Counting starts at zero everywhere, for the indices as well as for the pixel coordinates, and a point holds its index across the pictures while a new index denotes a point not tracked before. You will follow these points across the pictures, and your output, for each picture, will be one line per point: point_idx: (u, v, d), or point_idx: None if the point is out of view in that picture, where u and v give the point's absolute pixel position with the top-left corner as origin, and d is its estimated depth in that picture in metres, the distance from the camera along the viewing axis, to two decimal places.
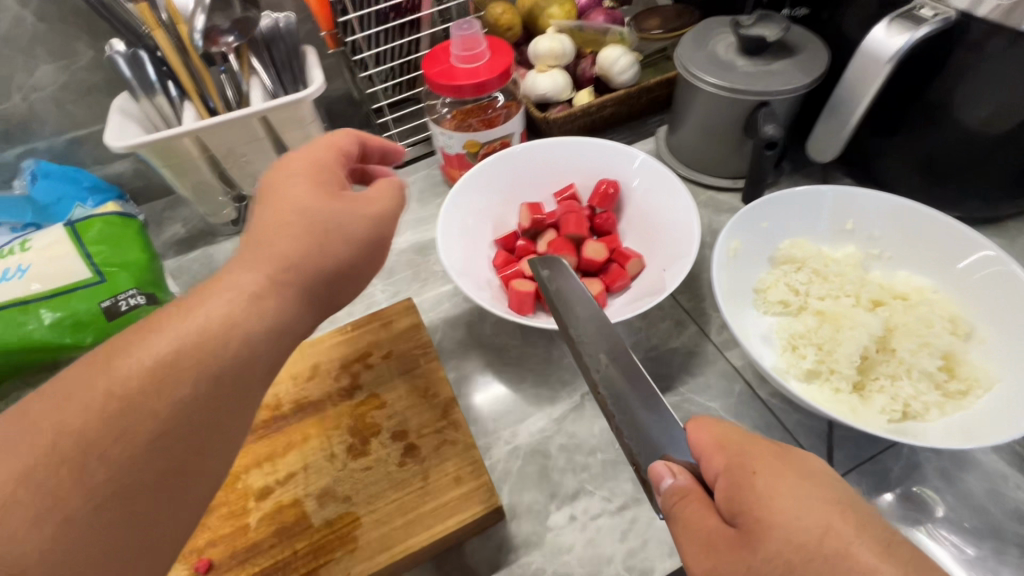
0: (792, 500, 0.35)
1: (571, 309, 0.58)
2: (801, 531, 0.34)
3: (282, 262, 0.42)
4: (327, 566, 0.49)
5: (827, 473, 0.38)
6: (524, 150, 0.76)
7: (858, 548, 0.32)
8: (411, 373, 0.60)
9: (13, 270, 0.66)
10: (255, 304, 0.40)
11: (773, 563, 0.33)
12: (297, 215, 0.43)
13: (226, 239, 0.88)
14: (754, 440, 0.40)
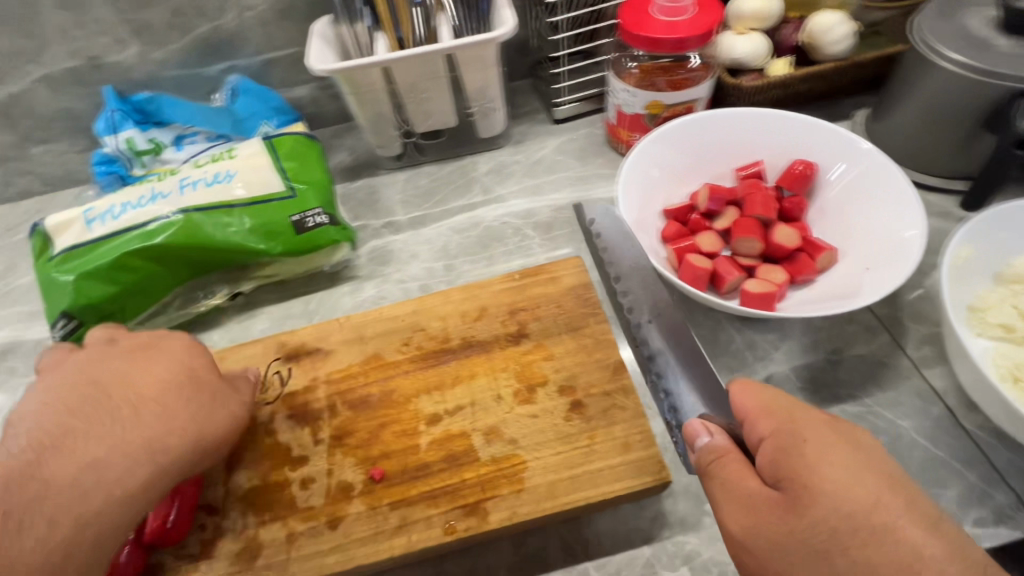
0: (840, 475, 0.39)
1: (617, 255, 0.65)
2: (849, 503, 0.37)
3: (57, 422, 0.47)
4: (494, 501, 0.50)
5: (874, 450, 0.41)
6: (722, 117, 0.70)
7: (903, 527, 0.36)
8: (579, 333, 0.60)
9: (222, 175, 0.72)
10: (151, 407, 0.49)
11: (818, 528, 0.37)
12: (127, 391, 0.50)
13: (388, 173, 0.91)
14: (802, 409, 0.44)
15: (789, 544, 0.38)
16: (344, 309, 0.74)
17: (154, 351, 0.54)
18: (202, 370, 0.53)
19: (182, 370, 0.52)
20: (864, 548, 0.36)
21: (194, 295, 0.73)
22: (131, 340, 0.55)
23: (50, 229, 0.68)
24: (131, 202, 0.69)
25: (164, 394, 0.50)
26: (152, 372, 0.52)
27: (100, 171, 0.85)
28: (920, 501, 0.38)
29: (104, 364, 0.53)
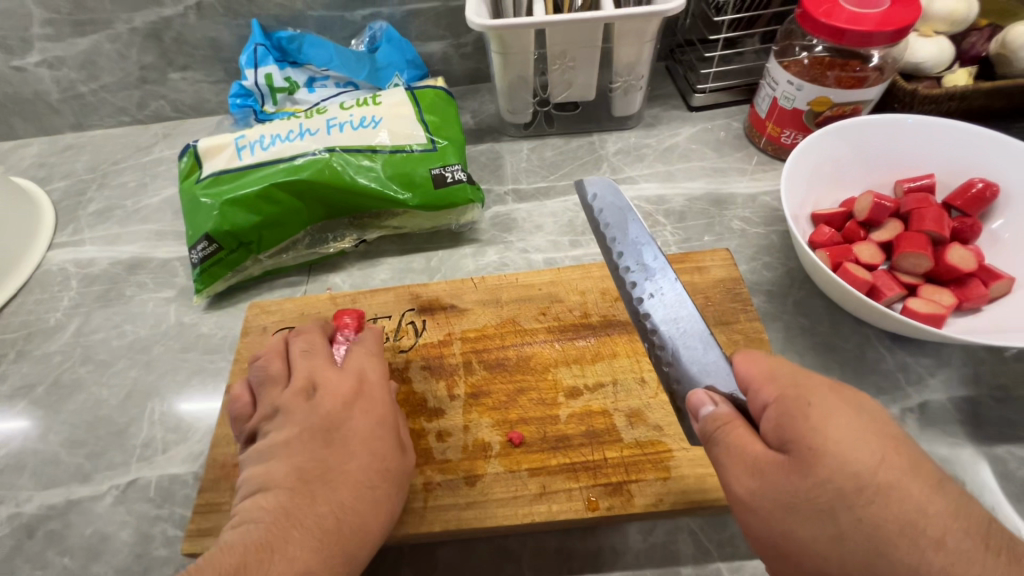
0: (846, 433, 0.35)
1: (620, 232, 0.57)
2: (854, 462, 0.33)
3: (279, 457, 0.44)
4: (638, 484, 0.49)
5: (880, 410, 0.37)
6: (894, 121, 0.66)
7: (909, 486, 0.32)
8: (729, 327, 0.57)
9: (368, 120, 0.72)
10: (335, 533, 0.41)
11: (819, 488, 0.34)
12: (324, 489, 0.43)
13: (512, 140, 0.89)
14: (806, 375, 0.39)
15: (793, 508, 0.35)
16: (466, 271, 0.73)
17: (349, 432, 0.46)
18: (392, 460, 0.46)
19: (374, 475, 0.44)
20: (870, 508, 0.32)
21: (323, 236, 0.73)
22: (334, 386, 0.48)
23: (203, 151, 0.70)
24: (281, 135, 0.70)
25: (356, 502, 0.43)
26: (342, 463, 0.44)
27: (235, 104, 0.88)
28: (925, 460, 0.34)
29: (303, 447, 0.45)
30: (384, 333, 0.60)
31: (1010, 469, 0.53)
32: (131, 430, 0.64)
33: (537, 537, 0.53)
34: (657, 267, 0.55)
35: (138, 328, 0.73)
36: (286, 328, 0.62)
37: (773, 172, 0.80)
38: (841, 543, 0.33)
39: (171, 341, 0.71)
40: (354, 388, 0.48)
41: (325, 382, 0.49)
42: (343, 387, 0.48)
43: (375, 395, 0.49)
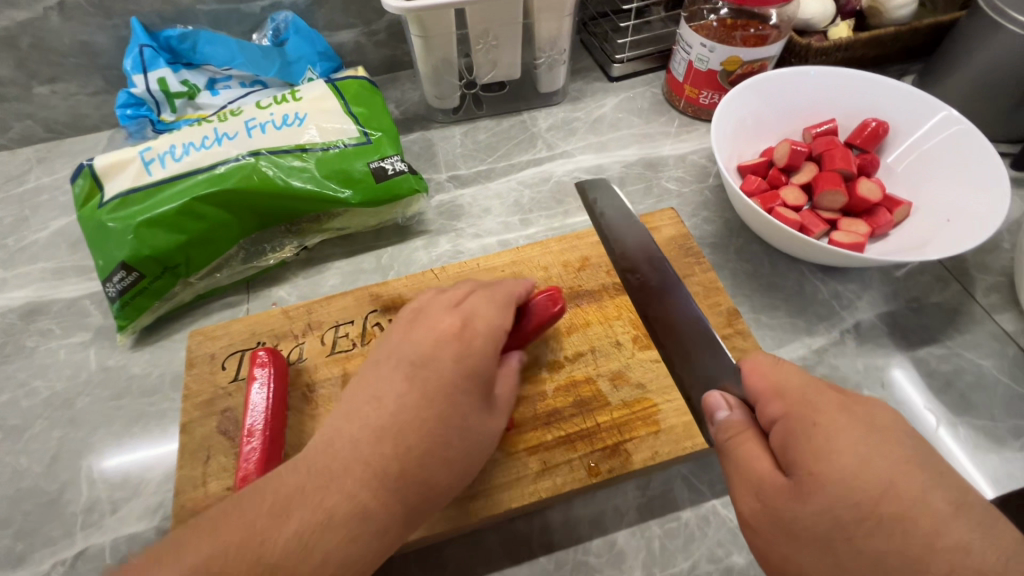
0: (854, 461, 0.37)
1: (622, 233, 0.63)
2: (858, 492, 0.35)
3: (347, 416, 0.44)
4: (633, 442, 0.50)
5: (892, 437, 0.38)
6: (799, 73, 0.72)
7: (913, 518, 0.34)
8: (688, 281, 0.60)
9: (291, 118, 0.67)
10: (392, 479, 0.41)
11: (819, 518, 0.36)
12: (394, 435, 0.43)
13: (442, 126, 0.87)
14: (818, 394, 0.42)
15: (796, 535, 0.37)
16: (420, 265, 0.71)
17: (438, 381, 0.45)
18: (471, 420, 0.45)
19: (448, 431, 0.44)
20: (871, 540, 0.34)
21: (258, 248, 0.68)
22: (418, 343, 0.47)
23: (101, 171, 0.62)
24: (194, 143, 0.64)
25: (425, 456, 0.42)
26: (422, 408, 0.44)
27: (126, 115, 0.77)
28: (936, 492, 0.35)
29: (396, 386, 0.45)
30: (350, 339, 0.57)
31: (932, 366, 0.61)
32: (68, 496, 0.56)
33: (543, 514, 0.53)
34: (657, 265, 0.60)
35: (52, 382, 0.63)
36: (238, 351, 0.57)
37: (696, 132, 0.85)
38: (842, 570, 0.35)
39: (98, 389, 0.63)
40: (461, 330, 0.47)
41: (433, 321, 0.49)
42: (451, 329, 0.48)
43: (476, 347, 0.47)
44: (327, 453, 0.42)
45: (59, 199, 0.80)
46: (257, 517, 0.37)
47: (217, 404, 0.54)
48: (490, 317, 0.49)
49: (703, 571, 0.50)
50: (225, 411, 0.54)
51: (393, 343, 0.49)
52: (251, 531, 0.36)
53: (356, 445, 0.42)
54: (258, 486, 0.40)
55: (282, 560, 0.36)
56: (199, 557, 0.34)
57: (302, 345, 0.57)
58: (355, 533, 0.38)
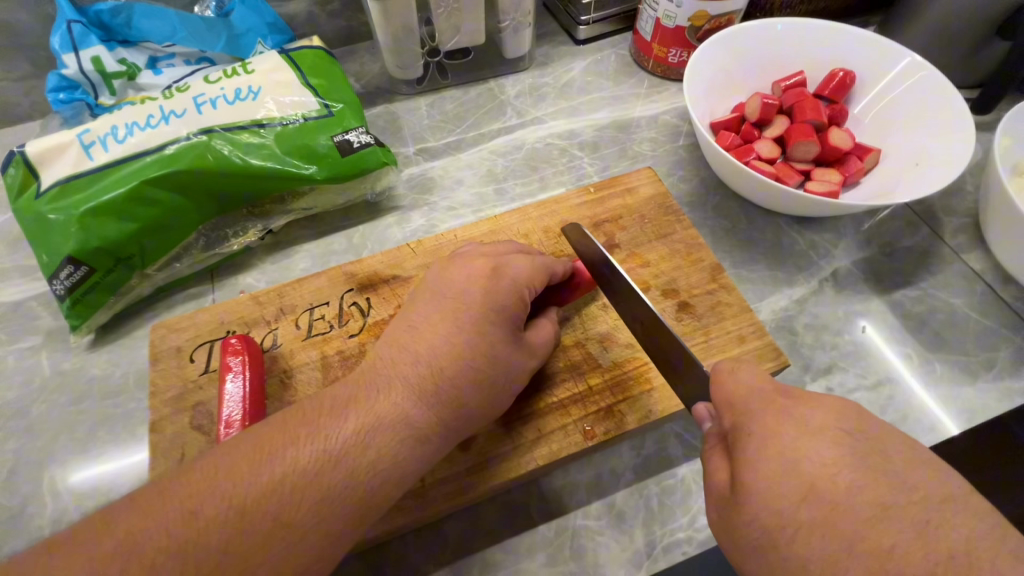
0: (777, 467, 0.34)
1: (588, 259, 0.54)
2: (779, 501, 0.33)
3: (377, 355, 0.45)
4: (627, 403, 0.50)
5: (828, 436, 0.34)
6: (768, 25, 0.71)
7: (833, 526, 0.31)
8: (670, 239, 0.59)
9: (244, 92, 0.63)
10: (425, 397, 0.41)
11: (750, 528, 0.34)
12: (424, 361, 0.43)
13: (407, 98, 0.83)
14: (760, 399, 0.38)
15: (735, 544, 0.35)
16: (394, 242, 0.68)
17: (469, 312, 0.45)
18: (501, 349, 0.45)
19: (479, 356, 0.44)
20: (793, 548, 0.32)
21: (220, 234, 0.64)
22: (447, 294, 0.47)
23: (35, 158, 0.57)
24: (138, 123, 0.59)
25: (457, 378, 0.43)
26: (453, 336, 0.44)
27: (59, 99, 0.71)
28: (863, 493, 0.31)
29: (430, 317, 0.46)
30: (326, 321, 0.55)
31: (907, 308, 0.62)
32: (32, 509, 0.52)
33: (540, 482, 0.52)
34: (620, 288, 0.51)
35: (2, 391, 0.59)
36: (206, 342, 0.54)
37: (665, 92, 0.84)
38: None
39: (56, 394, 0.58)
40: (491, 273, 0.48)
41: (465, 263, 0.49)
42: (483, 271, 0.48)
43: (503, 289, 0.47)
44: (350, 391, 0.41)
45: None
46: (275, 441, 0.37)
47: (188, 398, 0.51)
48: (523, 270, 0.49)
49: (702, 523, 0.50)
50: (197, 405, 0.50)
51: (428, 283, 0.50)
52: (284, 443, 0.36)
53: (383, 378, 0.42)
54: (292, 406, 0.40)
55: (313, 466, 0.36)
56: (238, 461, 0.35)
57: (276, 331, 0.54)
58: (388, 446, 0.39)
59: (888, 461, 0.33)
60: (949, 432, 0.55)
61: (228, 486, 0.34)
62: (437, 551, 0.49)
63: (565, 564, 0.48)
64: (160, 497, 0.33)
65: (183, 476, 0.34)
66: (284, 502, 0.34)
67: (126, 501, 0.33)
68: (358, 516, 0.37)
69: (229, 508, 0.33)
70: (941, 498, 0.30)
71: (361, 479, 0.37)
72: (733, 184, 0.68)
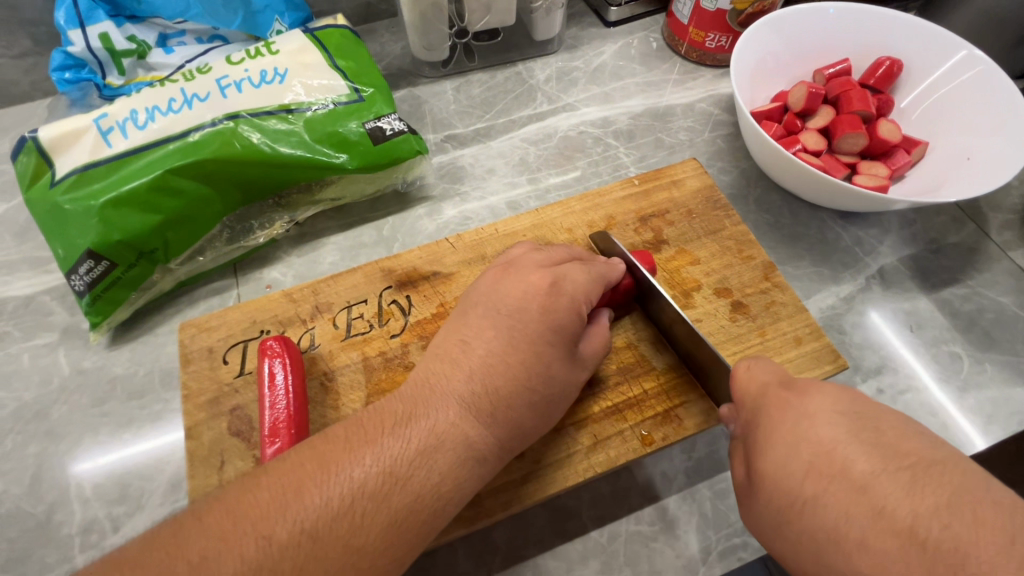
0: (781, 447, 0.34)
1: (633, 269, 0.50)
2: (787, 478, 0.33)
3: (426, 368, 0.42)
4: (684, 407, 0.48)
5: (824, 415, 0.34)
6: (815, 10, 0.68)
7: (831, 494, 0.31)
8: (720, 236, 0.57)
9: (270, 75, 0.59)
10: (485, 414, 0.40)
11: (770, 512, 0.34)
12: (481, 377, 0.41)
13: (431, 81, 0.80)
14: (768, 391, 0.39)
15: (766, 535, 0.35)
16: (425, 235, 0.65)
17: (525, 329, 0.43)
18: (558, 367, 0.43)
19: (535, 375, 0.42)
20: (804, 523, 0.32)
21: (245, 226, 0.61)
22: (501, 297, 0.45)
23: (49, 145, 0.53)
24: (159, 107, 0.56)
25: (515, 395, 0.41)
26: (509, 352, 0.42)
27: (64, 79, 0.67)
28: (857, 460, 0.31)
29: (482, 330, 0.43)
30: (365, 320, 0.52)
31: (955, 307, 0.61)
32: (58, 518, 0.50)
33: (590, 487, 0.51)
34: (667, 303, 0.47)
35: (19, 392, 0.56)
36: (239, 343, 0.51)
37: (701, 78, 0.80)
38: (801, 562, 0.32)
39: (77, 395, 0.55)
40: (549, 287, 0.45)
41: (521, 274, 0.46)
42: (540, 285, 0.45)
43: (562, 305, 0.45)
44: (403, 406, 0.39)
45: None
46: (332, 458, 0.35)
47: (224, 402, 0.48)
48: (581, 282, 0.46)
49: None
50: (234, 410, 0.48)
51: (478, 293, 0.47)
52: (347, 462, 0.35)
53: (436, 393, 0.40)
54: (349, 421, 0.39)
55: (379, 488, 0.34)
56: (303, 481, 0.34)
57: (312, 330, 0.52)
58: (449, 466, 0.37)
59: (882, 432, 0.32)
60: (1000, 434, 0.54)
61: (296, 508, 0.32)
62: (488, 559, 0.48)
63: (619, 572, 0.47)
64: (227, 517, 0.32)
65: (248, 495, 0.33)
66: (352, 526, 0.33)
67: (191, 516, 0.32)
68: (422, 539, 0.35)
69: (299, 532, 0.32)
70: (933, 461, 0.30)
71: (425, 501, 0.36)
72: (777, 176, 0.66)
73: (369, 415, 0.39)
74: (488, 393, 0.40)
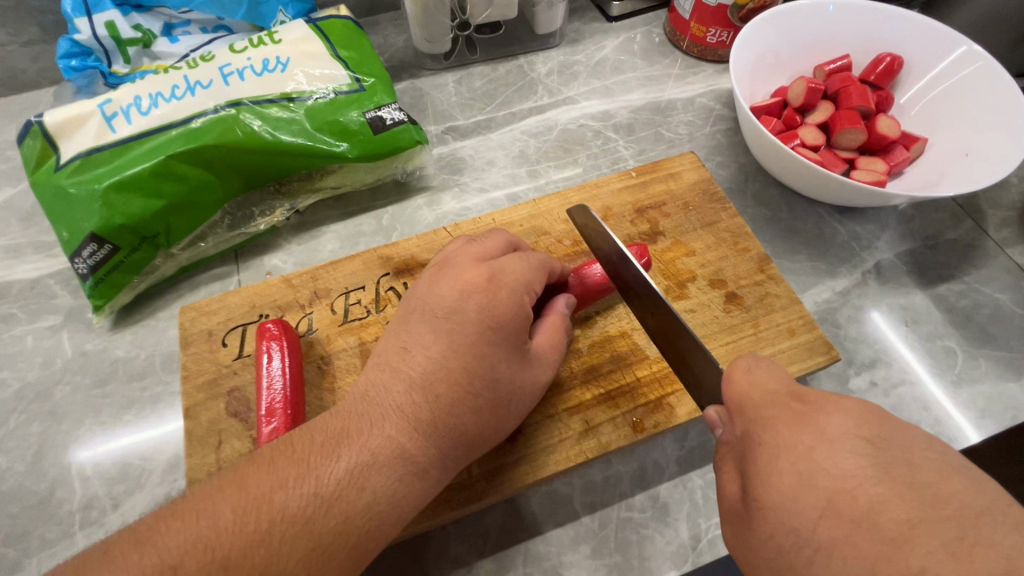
0: (790, 480, 0.30)
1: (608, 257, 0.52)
2: (797, 516, 0.29)
3: (367, 380, 0.42)
4: (676, 395, 0.49)
5: (844, 443, 0.30)
6: (816, 6, 0.69)
7: (854, 545, 0.26)
8: (716, 228, 0.58)
9: (272, 63, 0.60)
10: (422, 427, 0.39)
11: (768, 547, 0.30)
12: (420, 388, 0.41)
13: (433, 74, 0.80)
14: (772, 405, 0.35)
15: (758, 568, 0.32)
16: (424, 224, 0.66)
17: (465, 332, 0.42)
18: (502, 369, 0.43)
19: (477, 380, 0.41)
20: (814, 571, 0.28)
21: (246, 213, 0.61)
22: (444, 292, 0.45)
23: (54, 128, 0.54)
24: (163, 93, 0.56)
25: (456, 403, 0.41)
26: (448, 358, 0.41)
27: (71, 66, 0.68)
28: (889, 508, 0.26)
29: (423, 336, 0.43)
30: (363, 306, 0.53)
31: (951, 302, 0.61)
32: (60, 495, 0.51)
33: (582, 474, 0.51)
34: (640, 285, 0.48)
35: (23, 372, 0.57)
36: (238, 326, 0.52)
37: (702, 73, 0.81)
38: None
39: (79, 376, 0.56)
40: (487, 282, 0.44)
41: (459, 271, 0.46)
42: (476, 282, 0.44)
43: (502, 302, 0.44)
44: (339, 422, 0.39)
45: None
46: (255, 482, 0.35)
47: (223, 383, 0.49)
48: (522, 274, 0.46)
49: None
50: (232, 391, 0.49)
51: (416, 297, 0.46)
52: (270, 486, 0.35)
53: (374, 406, 0.40)
54: (279, 441, 0.38)
55: (303, 512, 0.34)
56: (220, 508, 0.33)
57: (311, 315, 0.52)
58: (384, 485, 0.37)
59: (918, 471, 0.28)
60: (993, 428, 0.54)
61: (210, 537, 0.32)
62: (479, 542, 0.48)
63: (610, 556, 0.48)
64: (135, 550, 0.31)
65: (160, 525, 0.33)
66: (270, 554, 0.32)
67: (100, 550, 0.32)
68: (351, 564, 0.35)
69: (210, 563, 0.31)
70: (981, 511, 0.25)
71: (356, 524, 0.35)
72: (775, 170, 0.66)
73: (303, 434, 0.38)
74: (425, 404, 0.40)
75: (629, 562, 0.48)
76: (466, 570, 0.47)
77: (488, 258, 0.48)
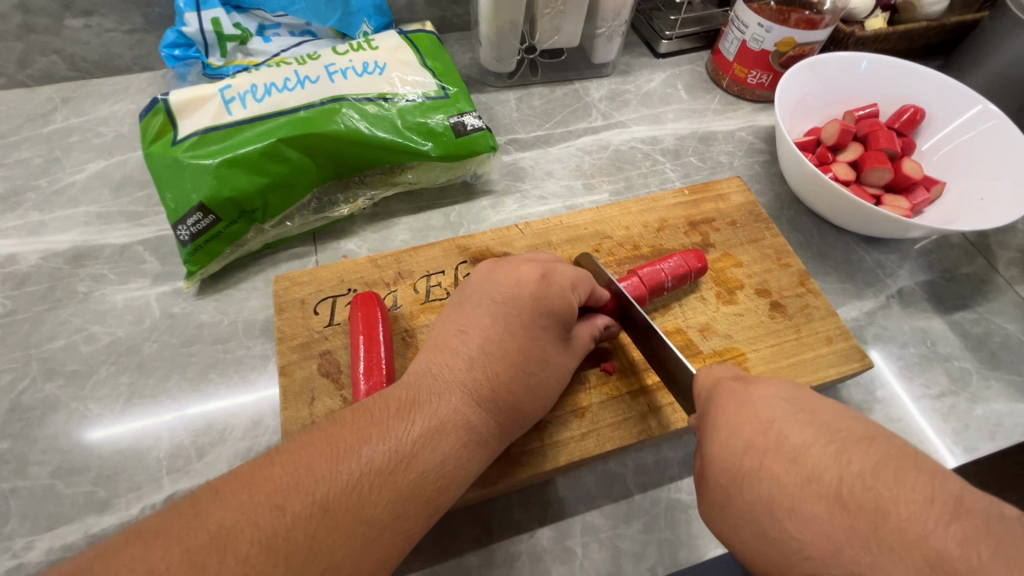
0: (724, 431, 0.38)
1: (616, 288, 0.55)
2: (728, 456, 0.36)
3: (426, 358, 0.47)
4: None
5: (766, 401, 0.38)
6: (850, 60, 0.77)
7: (768, 467, 0.34)
8: (761, 244, 0.64)
9: (371, 67, 0.67)
10: (484, 401, 0.44)
11: (712, 491, 0.37)
12: (480, 365, 0.45)
13: (496, 91, 0.87)
14: (721, 387, 0.42)
15: (705, 513, 0.38)
16: (489, 223, 0.71)
17: (520, 316, 0.48)
18: (551, 351, 0.49)
19: (532, 358, 0.47)
20: (741, 496, 0.34)
21: (331, 198, 0.67)
22: (523, 272, 0.50)
23: (178, 106, 0.60)
24: (275, 84, 0.63)
25: (514, 379, 0.46)
26: (505, 339, 0.47)
27: (173, 55, 0.75)
28: (793, 436, 0.34)
29: (480, 320, 0.48)
30: (443, 288, 0.58)
31: (966, 328, 0.67)
32: (148, 441, 0.54)
33: (635, 456, 0.55)
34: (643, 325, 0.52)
35: (113, 328, 0.60)
36: (329, 297, 0.57)
37: (740, 110, 0.88)
38: (739, 533, 0.34)
39: (166, 335, 0.60)
40: (539, 277, 0.50)
41: (511, 267, 0.51)
42: (530, 276, 0.50)
43: (552, 294, 0.50)
44: (406, 391, 0.44)
45: (93, 141, 0.76)
46: (340, 437, 0.39)
47: (315, 346, 0.54)
48: (568, 273, 0.52)
49: None
50: (323, 354, 0.53)
51: (473, 285, 0.52)
52: (357, 443, 0.38)
53: (438, 380, 0.44)
54: (356, 408, 0.42)
55: (387, 465, 0.38)
56: (314, 459, 0.37)
57: (395, 292, 0.57)
58: (453, 448, 0.41)
59: (820, 415, 0.36)
60: (1005, 442, 0.59)
61: (309, 482, 0.35)
62: (541, 511, 0.52)
63: (660, 531, 0.52)
64: (241, 491, 0.34)
65: (262, 470, 0.36)
66: (361, 500, 0.36)
67: (207, 491, 0.34)
68: (427, 513, 0.39)
69: (312, 504, 0.34)
70: (863, 435, 0.33)
71: (430, 479, 0.39)
72: (809, 200, 0.73)
73: (375, 401, 0.43)
74: (488, 379, 0.45)
75: (679, 538, 0.52)
76: (528, 535, 0.51)
77: (535, 259, 0.53)
